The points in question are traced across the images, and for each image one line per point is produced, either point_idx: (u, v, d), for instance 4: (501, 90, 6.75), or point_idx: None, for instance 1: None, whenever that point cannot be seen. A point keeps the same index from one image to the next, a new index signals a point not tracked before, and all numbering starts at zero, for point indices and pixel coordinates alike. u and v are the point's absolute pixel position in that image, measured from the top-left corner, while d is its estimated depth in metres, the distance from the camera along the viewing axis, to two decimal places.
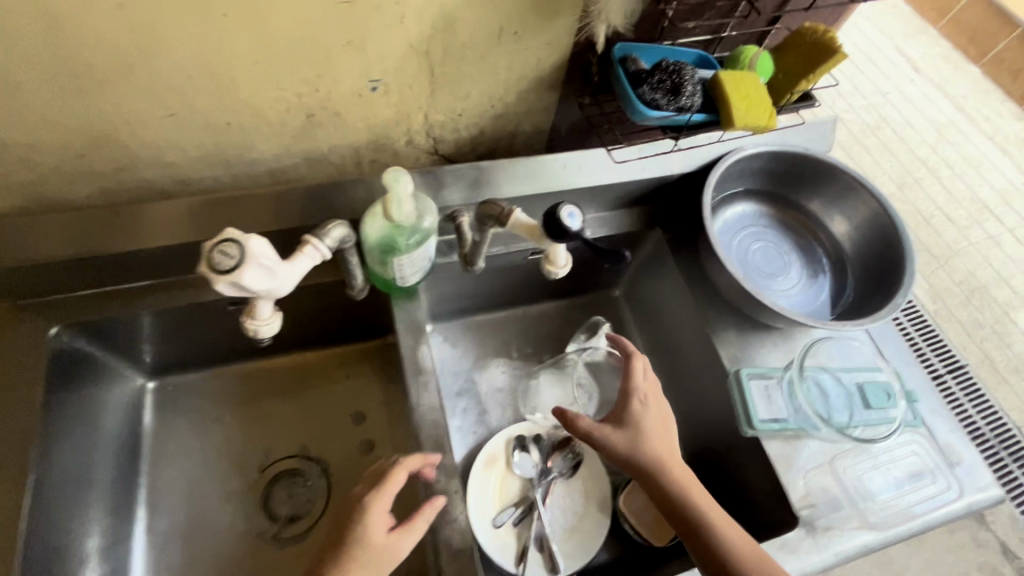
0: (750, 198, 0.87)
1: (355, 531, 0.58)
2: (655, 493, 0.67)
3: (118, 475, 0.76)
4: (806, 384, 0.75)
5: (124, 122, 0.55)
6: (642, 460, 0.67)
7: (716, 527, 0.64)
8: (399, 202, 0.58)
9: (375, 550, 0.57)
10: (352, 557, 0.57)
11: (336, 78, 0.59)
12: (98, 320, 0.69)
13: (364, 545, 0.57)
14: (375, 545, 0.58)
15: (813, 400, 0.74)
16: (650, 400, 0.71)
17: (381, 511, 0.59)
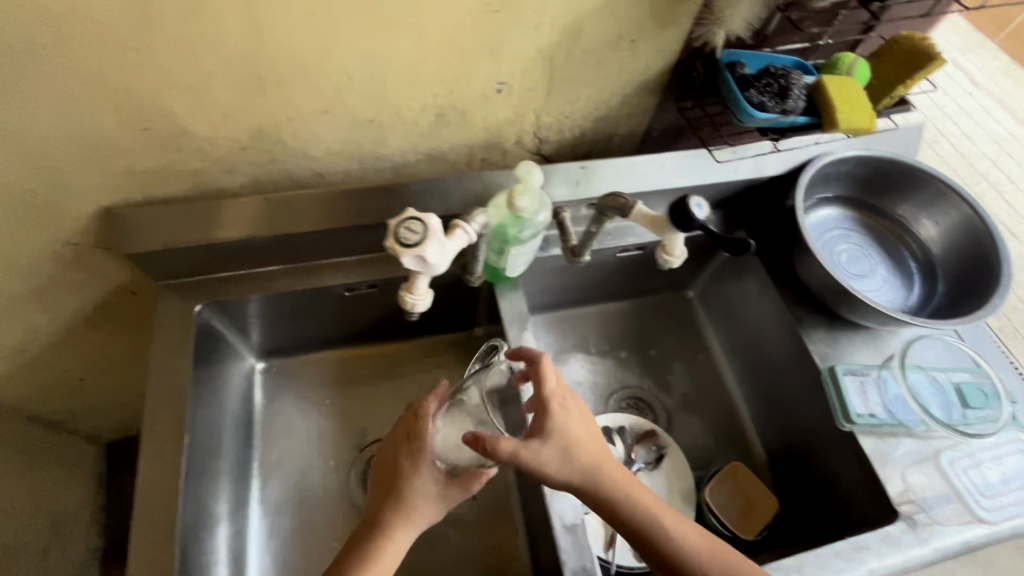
0: (835, 202, 0.89)
1: (408, 485, 0.66)
2: (604, 509, 0.63)
3: (238, 446, 0.82)
4: (908, 381, 0.76)
5: (287, 119, 0.61)
6: (575, 475, 0.62)
7: (667, 535, 0.62)
8: (526, 193, 0.63)
9: (429, 501, 0.65)
10: (408, 509, 0.65)
11: (469, 81, 0.65)
12: (235, 300, 0.75)
13: (416, 495, 0.65)
14: (427, 496, 0.66)
15: (915, 395, 0.74)
16: (568, 400, 0.65)
17: (429, 465, 0.66)
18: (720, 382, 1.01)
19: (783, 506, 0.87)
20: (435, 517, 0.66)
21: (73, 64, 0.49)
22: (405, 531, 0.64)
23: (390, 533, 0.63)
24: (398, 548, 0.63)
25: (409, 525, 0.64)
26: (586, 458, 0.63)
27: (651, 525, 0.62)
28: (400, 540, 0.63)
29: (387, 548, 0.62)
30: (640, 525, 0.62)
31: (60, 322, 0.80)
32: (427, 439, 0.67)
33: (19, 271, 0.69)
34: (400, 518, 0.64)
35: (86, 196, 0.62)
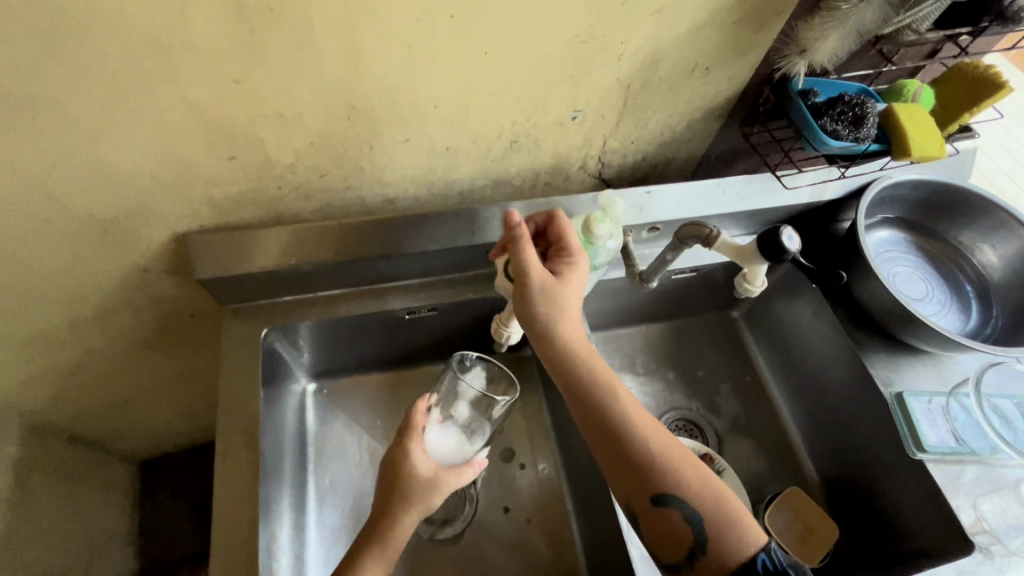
0: (891, 224, 0.89)
1: (403, 475, 0.66)
2: (581, 405, 0.59)
3: (294, 468, 0.79)
4: (987, 407, 0.75)
5: (369, 145, 0.62)
6: (560, 325, 0.60)
7: (644, 441, 0.57)
8: (602, 220, 0.66)
9: (426, 487, 0.65)
10: (405, 497, 0.65)
11: (547, 109, 0.65)
12: (300, 324, 0.76)
13: (415, 483, 0.65)
14: (424, 481, 0.65)
15: (997, 423, 0.74)
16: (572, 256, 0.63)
17: (421, 452, 0.67)
18: (771, 407, 0.97)
19: (842, 535, 0.83)
20: (435, 503, 0.66)
21: (178, 93, 0.50)
22: (404, 521, 0.65)
23: (390, 526, 0.64)
24: (399, 538, 0.65)
25: (408, 514, 0.65)
26: (568, 319, 0.61)
27: (626, 425, 0.57)
28: (399, 531, 0.65)
29: (387, 538, 0.64)
30: (613, 426, 0.58)
31: (116, 346, 0.79)
32: (418, 429, 0.68)
33: (86, 296, 0.68)
34: (399, 508, 0.65)
35: (165, 221, 0.63)
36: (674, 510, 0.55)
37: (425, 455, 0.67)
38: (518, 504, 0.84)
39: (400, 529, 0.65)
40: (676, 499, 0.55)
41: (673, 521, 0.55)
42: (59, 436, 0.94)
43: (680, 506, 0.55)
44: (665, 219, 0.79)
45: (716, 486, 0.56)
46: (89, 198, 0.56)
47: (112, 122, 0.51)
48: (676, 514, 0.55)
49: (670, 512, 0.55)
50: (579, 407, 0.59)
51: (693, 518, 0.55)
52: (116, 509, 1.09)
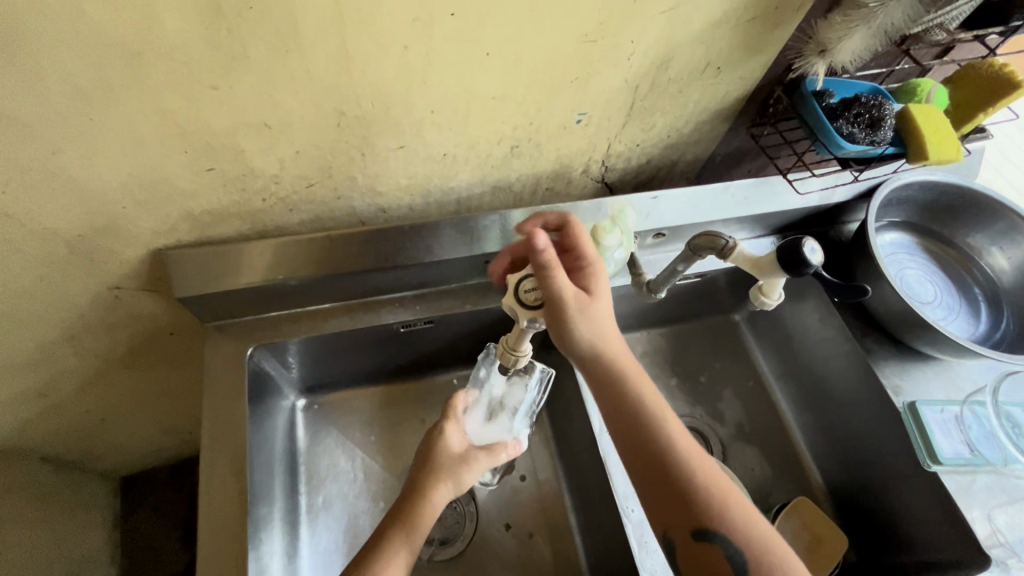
0: (899, 227, 0.87)
1: (440, 448, 0.66)
2: (620, 419, 0.54)
3: (285, 490, 0.74)
4: (1003, 417, 0.74)
5: (361, 153, 0.57)
6: (605, 339, 0.54)
7: (690, 469, 0.51)
8: (610, 230, 0.64)
9: (460, 461, 0.65)
10: (441, 470, 0.64)
11: (551, 112, 0.61)
12: (289, 341, 0.71)
13: (450, 457, 0.65)
14: (456, 456, 0.65)
15: (1012, 433, 0.72)
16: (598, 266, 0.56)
17: (457, 429, 0.68)
18: (773, 413, 0.93)
19: (851, 545, 0.81)
20: (468, 479, 0.65)
21: (148, 102, 0.45)
22: (439, 495, 0.63)
23: (423, 501, 0.62)
24: (430, 516, 0.62)
25: (443, 489, 0.63)
26: (611, 334, 0.54)
27: (672, 451, 0.52)
28: (433, 506, 0.62)
29: (417, 518, 0.60)
30: (660, 451, 0.52)
31: (90, 367, 0.74)
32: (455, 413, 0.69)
33: (54, 318, 0.63)
34: (434, 481, 0.63)
35: (139, 237, 0.58)
36: (716, 548, 0.50)
37: (460, 434, 0.68)
38: (519, 521, 0.81)
39: (434, 503, 0.62)
40: (722, 537, 0.50)
41: (715, 560, 0.50)
42: (33, 458, 0.87)
43: (724, 545, 0.50)
44: (671, 225, 0.76)
45: (761, 523, 0.51)
46: (53, 216, 0.51)
47: (76, 133, 0.46)
48: (719, 552, 0.50)
49: (712, 550, 0.50)
50: (620, 426, 0.54)
51: (736, 559, 0.49)
52: (98, 532, 1.03)
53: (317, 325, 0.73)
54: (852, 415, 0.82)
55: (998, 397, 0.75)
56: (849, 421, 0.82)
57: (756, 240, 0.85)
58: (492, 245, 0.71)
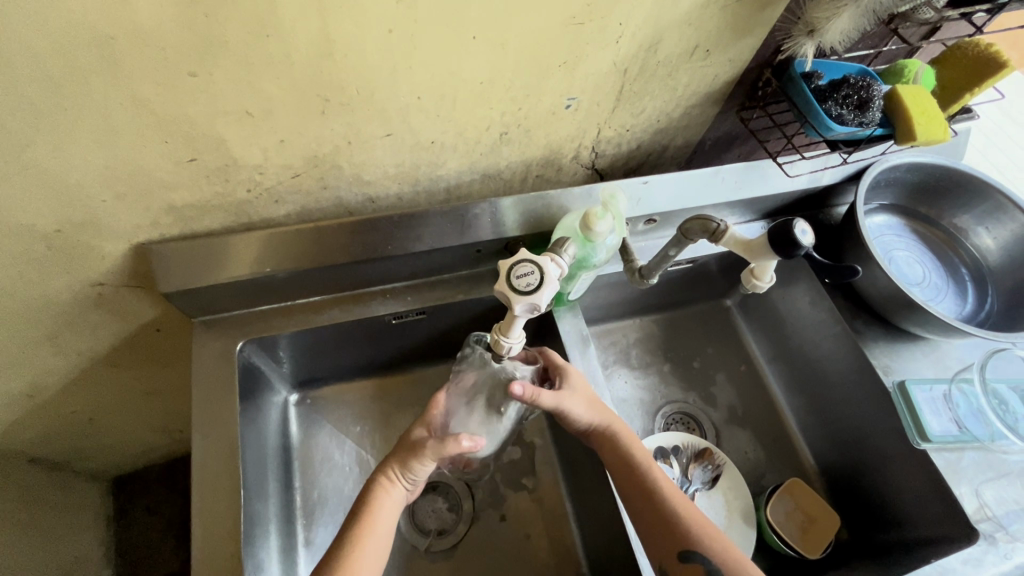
0: (888, 209, 0.88)
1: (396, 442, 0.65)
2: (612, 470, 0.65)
3: (280, 485, 0.73)
4: (990, 394, 0.75)
5: (347, 141, 0.56)
6: (597, 416, 0.67)
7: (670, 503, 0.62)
8: (602, 215, 0.62)
9: (410, 452, 0.63)
10: (389, 466, 0.63)
11: (540, 97, 0.60)
12: (279, 335, 0.70)
13: (404, 450, 0.63)
14: (410, 446, 0.64)
15: (999, 410, 0.74)
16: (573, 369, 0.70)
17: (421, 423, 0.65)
18: (766, 396, 0.94)
19: (844, 523, 0.83)
20: (422, 469, 0.63)
21: (123, 90, 0.44)
22: (383, 493, 0.62)
23: (371, 499, 0.61)
24: (376, 515, 0.60)
25: (390, 483, 0.62)
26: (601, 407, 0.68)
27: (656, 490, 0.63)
28: (377, 502, 0.61)
29: (366, 519, 0.60)
30: (648, 489, 0.63)
31: (76, 367, 0.73)
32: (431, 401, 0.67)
33: (35, 317, 0.62)
34: (379, 477, 0.62)
35: (120, 232, 0.56)
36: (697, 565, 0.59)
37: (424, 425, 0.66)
38: (515, 511, 0.81)
39: (379, 500, 0.61)
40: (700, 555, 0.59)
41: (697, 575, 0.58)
42: (20, 460, 0.86)
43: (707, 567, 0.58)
44: (662, 210, 0.76)
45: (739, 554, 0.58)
46: (29, 211, 0.50)
47: (50, 123, 0.44)
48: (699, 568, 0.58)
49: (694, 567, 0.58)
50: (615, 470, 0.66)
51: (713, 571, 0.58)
52: (89, 533, 1.02)
53: (307, 318, 0.72)
54: (843, 396, 0.83)
55: (986, 375, 0.76)
56: (841, 402, 0.83)
57: (746, 225, 0.85)
58: (482, 234, 0.70)
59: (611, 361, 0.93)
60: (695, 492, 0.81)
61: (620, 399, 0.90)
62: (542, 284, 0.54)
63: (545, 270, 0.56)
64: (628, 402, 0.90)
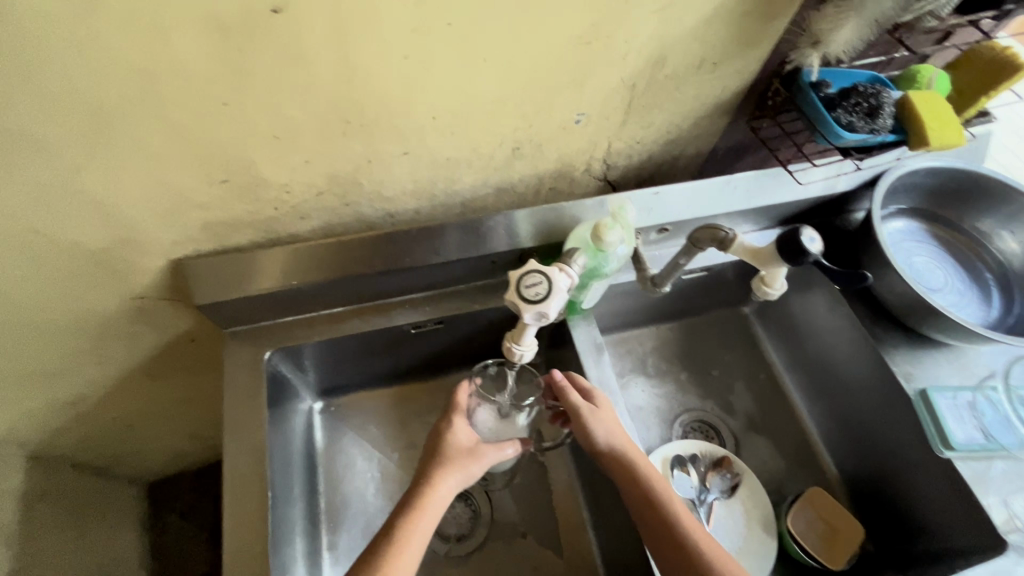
0: (907, 214, 0.87)
1: (446, 443, 0.68)
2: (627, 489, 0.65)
3: (305, 490, 0.76)
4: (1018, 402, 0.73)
5: (367, 160, 0.59)
6: (614, 438, 0.68)
7: (688, 535, 0.62)
8: (612, 226, 0.64)
9: (467, 456, 0.67)
10: (446, 466, 0.66)
11: (550, 113, 0.63)
12: (303, 344, 0.74)
13: (458, 452, 0.67)
14: (465, 450, 0.67)
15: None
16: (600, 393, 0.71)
17: (463, 424, 0.69)
18: (786, 404, 0.93)
19: (868, 534, 0.81)
20: (474, 473, 0.67)
21: (163, 118, 0.48)
22: (441, 492, 0.64)
23: (429, 496, 0.63)
24: (434, 513, 0.63)
25: (450, 482, 0.65)
26: (619, 432, 0.68)
27: (674, 527, 0.62)
28: (441, 500, 0.64)
29: (418, 524, 0.62)
30: (665, 523, 0.63)
31: (116, 375, 0.77)
32: (461, 399, 0.71)
33: (81, 328, 0.66)
34: (439, 475, 0.65)
35: (158, 248, 0.61)
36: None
37: (466, 425, 0.70)
38: (533, 518, 0.82)
39: (439, 498, 0.64)
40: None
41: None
42: (63, 463, 0.91)
43: None
44: (674, 219, 0.77)
45: None
46: (78, 230, 0.54)
47: (98, 151, 0.48)
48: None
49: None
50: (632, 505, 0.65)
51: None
52: (126, 534, 1.06)
53: (329, 328, 0.75)
54: (863, 403, 0.82)
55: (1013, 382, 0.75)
56: (861, 410, 0.82)
57: (760, 233, 0.85)
58: (497, 245, 0.73)
59: (627, 369, 0.94)
60: (713, 500, 0.81)
61: (636, 407, 0.90)
62: (551, 293, 0.56)
63: (554, 280, 0.58)
64: (644, 410, 0.90)
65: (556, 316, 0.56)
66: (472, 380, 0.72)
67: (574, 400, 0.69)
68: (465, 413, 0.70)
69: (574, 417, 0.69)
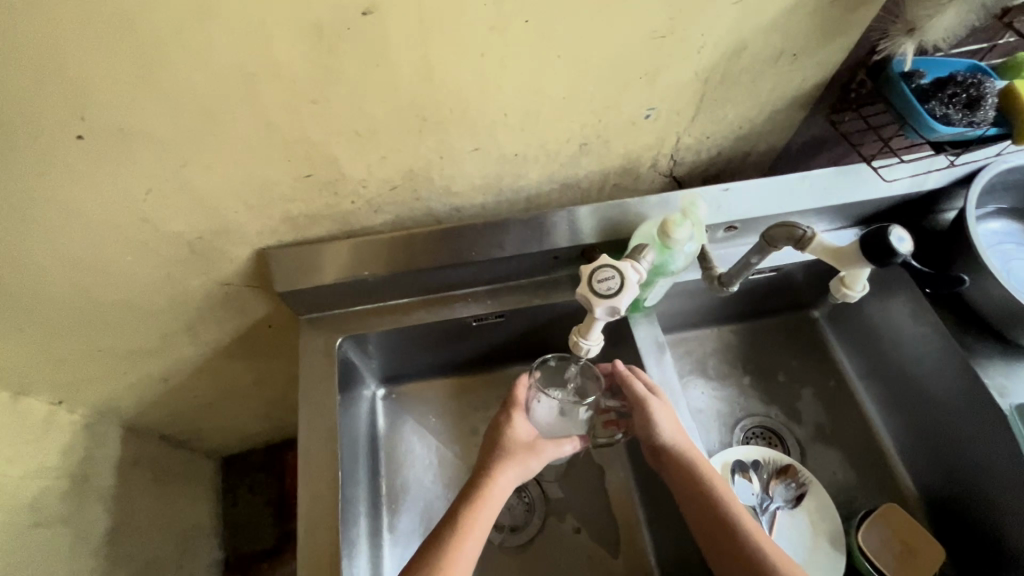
0: (1005, 215, 0.80)
1: (505, 437, 0.69)
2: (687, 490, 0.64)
3: (369, 472, 0.80)
4: None
5: (439, 156, 0.61)
6: (675, 437, 0.67)
7: (753, 540, 0.60)
8: (681, 223, 0.63)
9: (526, 450, 0.68)
10: (506, 458, 0.67)
11: (620, 108, 0.62)
12: (372, 332, 0.77)
13: (517, 446, 0.68)
14: (524, 444, 0.68)
15: None
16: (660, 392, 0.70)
17: (521, 419, 0.70)
18: (859, 414, 0.88)
19: (949, 557, 0.76)
20: (533, 467, 0.68)
21: (259, 117, 0.51)
22: (502, 484, 0.66)
23: (489, 487, 0.65)
24: (495, 504, 0.65)
25: (510, 475, 0.66)
26: (681, 430, 0.68)
27: (737, 531, 0.61)
28: (502, 492, 0.65)
29: (479, 512, 0.63)
30: (727, 526, 0.61)
31: (202, 355, 0.83)
32: (519, 395, 0.72)
33: (176, 311, 0.72)
34: (499, 467, 0.66)
35: (246, 238, 0.65)
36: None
37: (525, 420, 0.70)
38: (587, 513, 0.82)
39: (499, 489, 0.65)
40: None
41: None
42: (152, 435, 0.99)
43: None
44: (744, 217, 0.75)
45: None
46: (179, 220, 0.59)
47: (201, 148, 0.53)
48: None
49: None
50: (692, 506, 0.64)
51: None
52: (203, 504, 1.15)
53: (395, 319, 0.78)
54: (948, 417, 0.76)
55: None
56: (946, 424, 0.77)
57: (836, 233, 0.81)
58: (560, 241, 0.73)
59: (687, 370, 0.92)
60: (776, 509, 0.78)
61: (696, 409, 0.88)
62: (624, 287, 0.56)
63: (625, 276, 0.58)
64: (704, 413, 0.88)
65: (627, 311, 0.56)
66: (531, 375, 0.72)
67: (637, 390, 0.69)
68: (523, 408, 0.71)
69: (637, 409, 0.69)
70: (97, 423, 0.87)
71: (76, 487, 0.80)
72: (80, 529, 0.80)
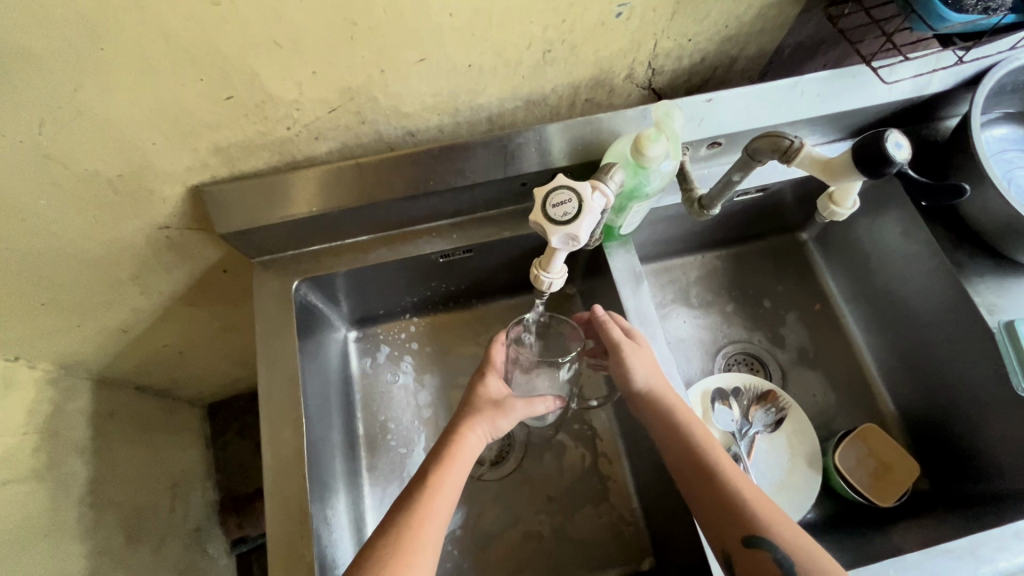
0: (1015, 120, 0.74)
1: (477, 397, 0.68)
2: (665, 435, 0.62)
3: (342, 415, 0.78)
4: None
5: (381, 70, 0.54)
6: (654, 380, 0.64)
7: (730, 482, 0.57)
8: (656, 138, 0.57)
9: (495, 408, 0.66)
10: (476, 416, 0.65)
11: (585, 6, 0.54)
12: (331, 273, 0.72)
13: (485, 403, 0.67)
14: (492, 402, 0.67)
15: None
16: (639, 338, 0.67)
17: (495, 379, 0.69)
18: (844, 338, 0.86)
19: (923, 472, 0.77)
20: (502, 426, 0.66)
21: (151, 24, 0.43)
22: (471, 441, 0.64)
23: (457, 443, 0.63)
24: (464, 465, 0.62)
25: (479, 435, 0.65)
26: (658, 375, 0.65)
27: (712, 472, 0.58)
28: (473, 447, 0.64)
29: (451, 467, 0.61)
30: (703, 469, 0.59)
31: (158, 305, 0.79)
32: (496, 358, 0.70)
33: (115, 259, 0.67)
34: (466, 425, 0.64)
35: (173, 174, 0.58)
36: (765, 553, 0.53)
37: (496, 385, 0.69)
38: (568, 446, 0.82)
39: (469, 448, 0.63)
40: (771, 543, 0.53)
41: (764, 564, 0.52)
42: (126, 387, 0.96)
43: (759, 538, 0.53)
44: (729, 131, 0.68)
45: (790, 528, 0.54)
46: (89, 157, 0.53)
47: (91, 68, 0.45)
48: (769, 559, 0.52)
49: (761, 554, 0.53)
50: (669, 452, 0.62)
51: (786, 564, 0.51)
52: (192, 451, 1.15)
53: (354, 258, 0.73)
54: (936, 337, 0.74)
55: None
56: (932, 343, 0.74)
57: (829, 146, 0.75)
58: (528, 165, 0.66)
59: (669, 300, 0.88)
60: (755, 434, 0.78)
61: (678, 338, 0.86)
62: (581, 213, 0.50)
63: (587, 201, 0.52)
64: (685, 342, 0.86)
65: (587, 240, 0.51)
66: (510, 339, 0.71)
67: (613, 334, 0.66)
68: (499, 370, 0.70)
69: (612, 354, 0.66)
70: (64, 376, 0.82)
71: (49, 442, 0.76)
72: (62, 478, 0.77)
